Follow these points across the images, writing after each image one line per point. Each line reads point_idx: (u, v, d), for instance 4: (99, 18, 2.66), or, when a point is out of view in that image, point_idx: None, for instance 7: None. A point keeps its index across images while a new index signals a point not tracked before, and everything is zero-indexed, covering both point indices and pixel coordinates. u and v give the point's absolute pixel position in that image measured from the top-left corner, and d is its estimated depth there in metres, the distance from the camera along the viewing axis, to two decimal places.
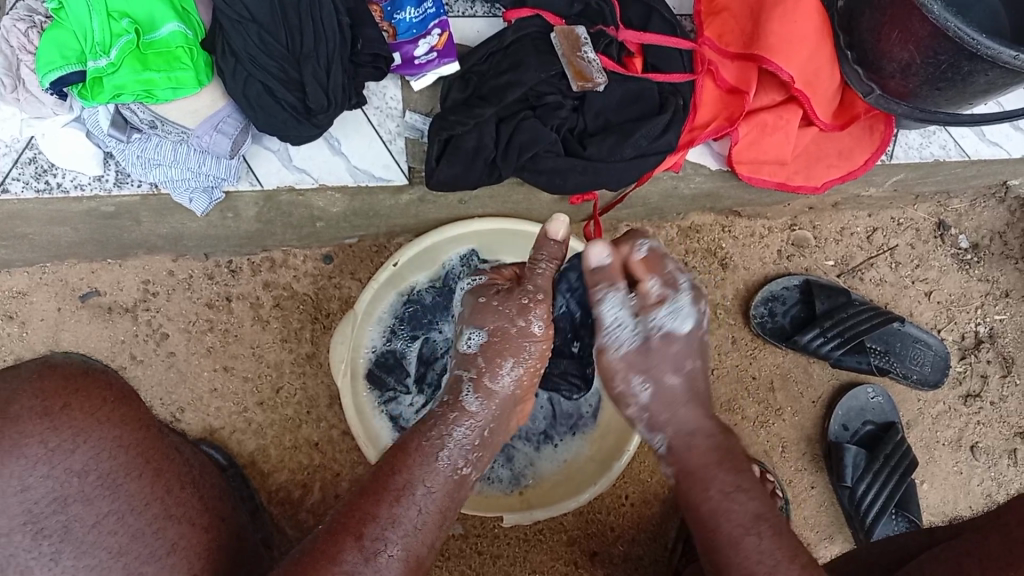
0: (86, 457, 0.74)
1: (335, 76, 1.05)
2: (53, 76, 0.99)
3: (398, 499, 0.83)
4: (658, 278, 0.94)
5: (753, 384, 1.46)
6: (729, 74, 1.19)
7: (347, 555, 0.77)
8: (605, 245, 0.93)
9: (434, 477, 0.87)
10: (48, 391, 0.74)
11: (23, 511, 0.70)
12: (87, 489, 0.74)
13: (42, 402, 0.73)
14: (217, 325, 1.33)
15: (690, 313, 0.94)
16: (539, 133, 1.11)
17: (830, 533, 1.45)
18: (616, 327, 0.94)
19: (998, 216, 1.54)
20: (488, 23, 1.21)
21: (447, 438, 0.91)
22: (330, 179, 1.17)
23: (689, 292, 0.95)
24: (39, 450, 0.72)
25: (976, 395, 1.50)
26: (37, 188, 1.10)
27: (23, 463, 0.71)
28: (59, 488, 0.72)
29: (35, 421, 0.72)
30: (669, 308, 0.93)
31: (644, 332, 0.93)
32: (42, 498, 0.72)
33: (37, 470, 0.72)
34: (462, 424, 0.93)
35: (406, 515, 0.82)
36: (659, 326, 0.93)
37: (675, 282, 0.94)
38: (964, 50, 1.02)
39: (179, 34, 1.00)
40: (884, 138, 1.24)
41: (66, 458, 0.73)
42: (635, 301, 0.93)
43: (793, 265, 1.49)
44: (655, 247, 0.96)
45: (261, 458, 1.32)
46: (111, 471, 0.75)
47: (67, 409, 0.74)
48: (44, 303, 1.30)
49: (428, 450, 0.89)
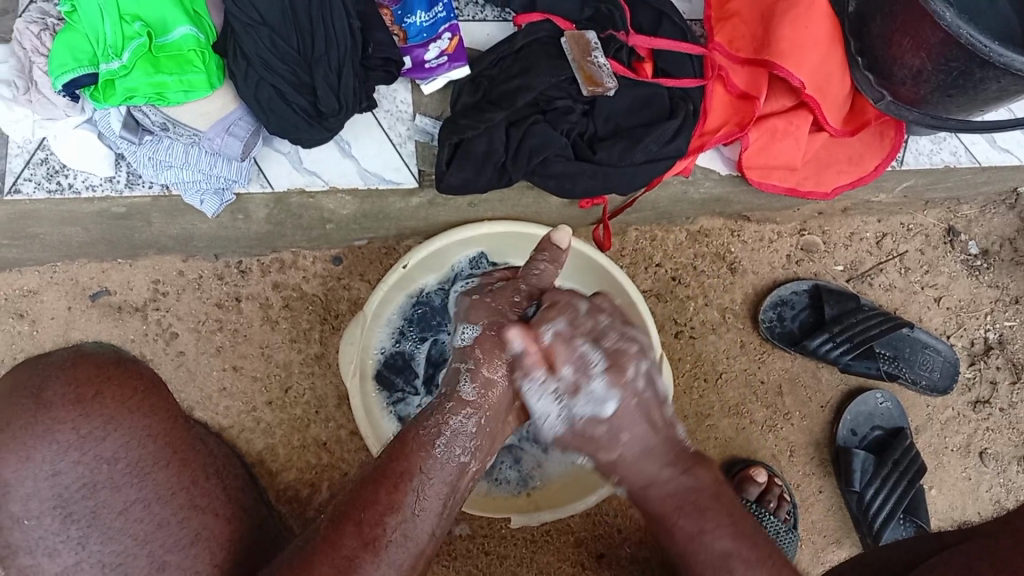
0: (117, 445, 0.75)
1: (346, 78, 1.06)
2: (66, 78, 1.00)
3: (398, 486, 0.83)
4: (569, 364, 0.90)
5: (762, 389, 1.45)
6: (740, 79, 1.18)
7: (350, 541, 0.77)
8: (517, 334, 0.90)
9: (437, 470, 0.87)
10: (82, 379, 0.76)
11: (53, 496, 0.72)
12: (117, 477, 0.74)
13: (74, 390, 0.75)
14: (226, 325, 1.34)
15: (611, 396, 0.90)
16: (549, 137, 1.11)
17: (837, 537, 1.45)
18: (548, 415, 0.94)
19: (1009, 222, 1.53)
20: (499, 27, 1.21)
21: (443, 427, 0.90)
22: (341, 181, 1.17)
23: (605, 375, 0.90)
24: (71, 436, 0.73)
25: (985, 401, 1.50)
26: (49, 188, 1.10)
27: (56, 448, 0.73)
28: (88, 475, 0.73)
29: (67, 408, 0.74)
30: (585, 397, 0.90)
31: (569, 420, 0.92)
32: (72, 484, 0.73)
33: (67, 456, 0.73)
34: (459, 414, 0.92)
35: (406, 503, 0.82)
36: (580, 413, 0.91)
37: (588, 365, 0.90)
38: (976, 57, 1.02)
39: (191, 38, 1.02)
40: (896, 144, 1.24)
41: (96, 445, 0.74)
42: (552, 391, 0.92)
43: (802, 270, 1.49)
44: (559, 329, 0.91)
45: (270, 457, 1.32)
46: (140, 459, 0.76)
47: (97, 398, 0.75)
48: (55, 301, 1.31)
49: (425, 439, 0.89)
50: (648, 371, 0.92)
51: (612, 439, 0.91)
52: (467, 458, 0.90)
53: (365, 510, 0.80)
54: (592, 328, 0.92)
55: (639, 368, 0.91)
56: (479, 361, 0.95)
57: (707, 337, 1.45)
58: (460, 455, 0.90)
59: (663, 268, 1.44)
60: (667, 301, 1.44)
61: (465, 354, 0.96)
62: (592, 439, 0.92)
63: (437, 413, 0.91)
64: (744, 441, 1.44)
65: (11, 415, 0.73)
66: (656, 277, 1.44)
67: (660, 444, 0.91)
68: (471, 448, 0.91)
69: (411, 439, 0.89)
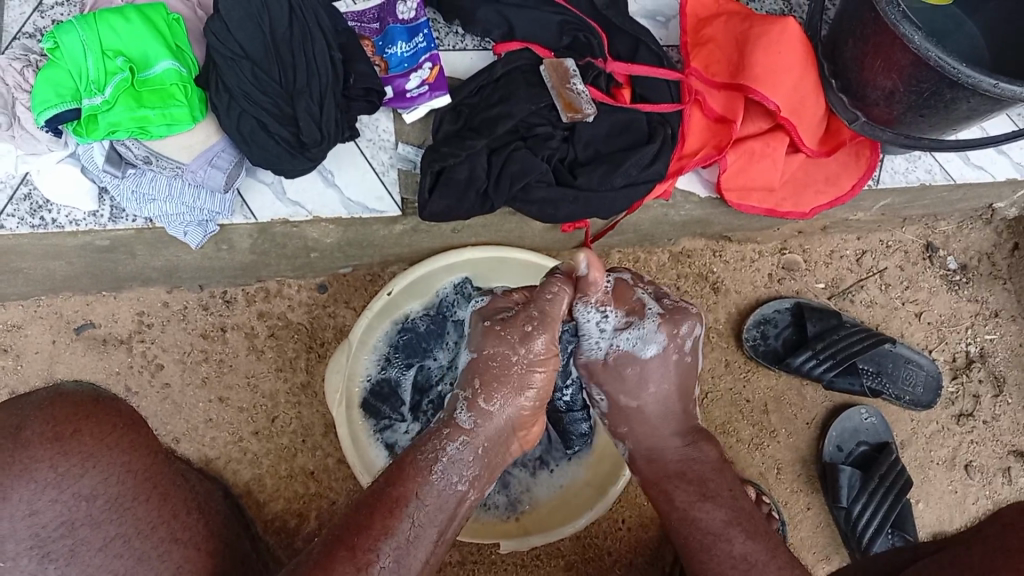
0: (95, 481, 0.74)
1: (327, 109, 1.07)
2: (48, 114, 1.00)
3: (393, 512, 0.84)
4: (621, 311, 1.01)
5: (748, 407, 1.46)
6: (716, 104, 1.20)
7: (341, 565, 0.78)
8: (587, 258, 0.95)
9: (433, 496, 0.88)
10: (60, 418, 0.75)
11: (29, 536, 0.71)
12: (96, 513, 0.74)
13: (53, 427, 0.74)
14: (211, 356, 1.34)
15: (644, 328, 0.99)
16: (528, 163, 1.12)
17: (828, 552, 1.45)
18: (587, 334, 1.02)
19: (986, 237, 1.56)
20: (479, 56, 1.22)
21: (440, 453, 0.90)
22: (324, 212, 1.18)
23: (655, 319, 1.00)
24: (49, 475, 0.72)
25: (968, 414, 1.51)
26: (32, 224, 1.11)
27: (33, 487, 0.71)
28: (66, 513, 0.73)
29: (44, 448, 0.73)
30: (633, 334, 1.00)
31: (606, 348, 1.01)
32: (49, 522, 0.72)
33: (45, 494, 0.72)
34: (455, 441, 0.91)
35: (400, 528, 0.83)
36: (621, 345, 1.00)
37: (642, 308, 1.00)
38: (945, 79, 1.04)
39: (173, 71, 1.02)
40: (871, 163, 1.26)
41: (74, 483, 0.73)
42: (603, 320, 1.00)
43: (784, 288, 1.50)
44: (621, 280, 1.04)
45: (257, 488, 1.31)
46: (119, 495, 0.76)
47: (76, 435, 0.74)
48: (39, 336, 1.31)
49: (423, 465, 0.89)
50: (698, 336, 1.02)
51: (639, 383, 1.01)
52: (464, 485, 0.90)
53: (358, 535, 0.81)
54: (655, 289, 1.04)
55: (691, 330, 1.01)
56: (477, 391, 0.93)
57: None
58: (455, 483, 0.90)
59: None
60: None
61: (465, 380, 0.94)
62: (619, 378, 1.01)
63: (433, 438, 0.91)
64: (731, 460, 1.45)
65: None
66: None
67: (678, 411, 1.02)
68: (469, 476, 0.91)
69: (409, 463, 0.89)
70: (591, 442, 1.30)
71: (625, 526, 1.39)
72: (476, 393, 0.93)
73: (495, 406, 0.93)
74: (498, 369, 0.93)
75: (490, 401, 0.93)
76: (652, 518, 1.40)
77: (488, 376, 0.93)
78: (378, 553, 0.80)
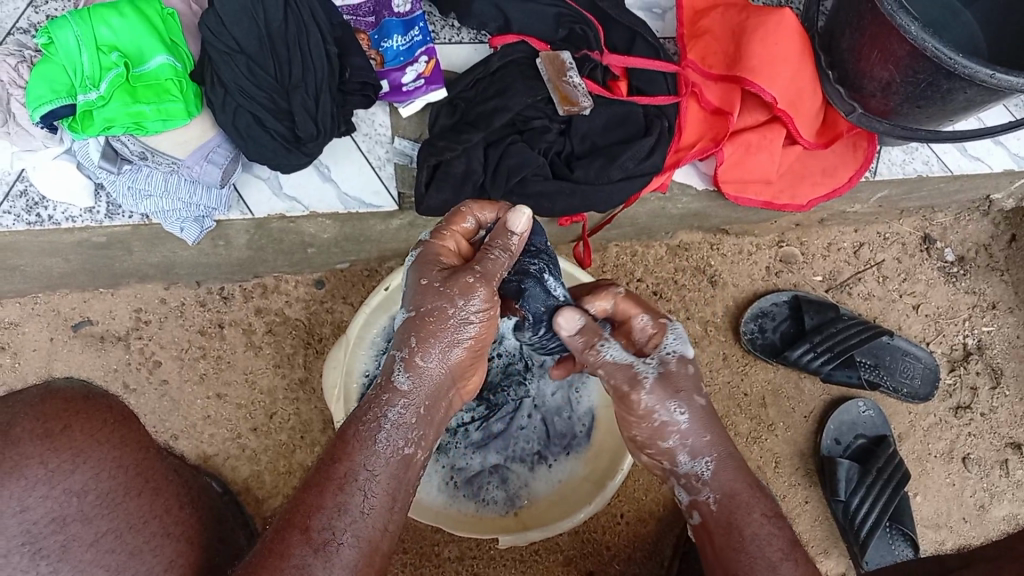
0: (86, 476, 0.74)
1: (323, 104, 1.06)
2: (44, 110, 1.00)
3: (342, 487, 0.78)
4: (647, 312, 0.94)
5: (745, 401, 1.46)
6: (712, 95, 1.20)
7: (298, 548, 0.74)
8: (571, 311, 0.90)
9: (382, 466, 0.81)
10: (50, 413, 0.75)
11: (21, 532, 0.69)
12: (87, 508, 0.73)
13: (42, 424, 0.74)
14: (210, 352, 1.34)
15: (669, 324, 0.92)
16: (525, 156, 1.12)
17: (825, 547, 1.46)
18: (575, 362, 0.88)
19: (984, 228, 1.55)
20: (475, 49, 1.22)
21: (382, 420, 0.84)
22: (321, 206, 1.18)
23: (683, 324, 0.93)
24: (39, 471, 0.71)
25: (966, 406, 1.51)
26: (28, 221, 1.11)
27: (24, 484, 0.70)
28: (58, 509, 0.71)
29: (35, 443, 0.72)
30: (673, 335, 0.91)
31: (660, 361, 0.88)
32: (41, 518, 0.70)
33: (36, 490, 0.71)
34: (396, 405, 0.85)
35: (352, 502, 0.78)
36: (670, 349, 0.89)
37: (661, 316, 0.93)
38: (942, 70, 1.03)
39: (167, 67, 1.02)
40: (868, 155, 1.27)
41: (65, 478, 0.72)
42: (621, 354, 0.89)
43: (781, 281, 1.50)
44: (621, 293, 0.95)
45: (256, 484, 1.31)
46: (109, 490, 0.75)
47: (67, 431, 0.75)
48: (37, 333, 1.31)
49: (364, 436, 0.82)
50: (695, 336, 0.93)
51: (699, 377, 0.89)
52: (412, 447, 0.84)
53: None
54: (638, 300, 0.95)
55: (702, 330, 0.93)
56: (414, 348, 0.86)
57: None
58: (403, 445, 0.84)
59: (644, 284, 1.45)
60: None
61: (401, 340, 0.87)
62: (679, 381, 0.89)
63: (372, 405, 0.84)
64: None
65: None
66: (638, 292, 1.45)
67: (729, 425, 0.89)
68: (414, 438, 0.85)
69: (351, 435, 0.82)
70: (590, 436, 1.27)
71: (624, 520, 1.39)
72: (411, 351, 0.86)
73: (432, 362, 0.86)
74: (436, 323, 0.86)
75: (427, 358, 0.86)
76: (652, 512, 1.40)
77: (425, 332, 0.86)
78: (334, 533, 0.76)
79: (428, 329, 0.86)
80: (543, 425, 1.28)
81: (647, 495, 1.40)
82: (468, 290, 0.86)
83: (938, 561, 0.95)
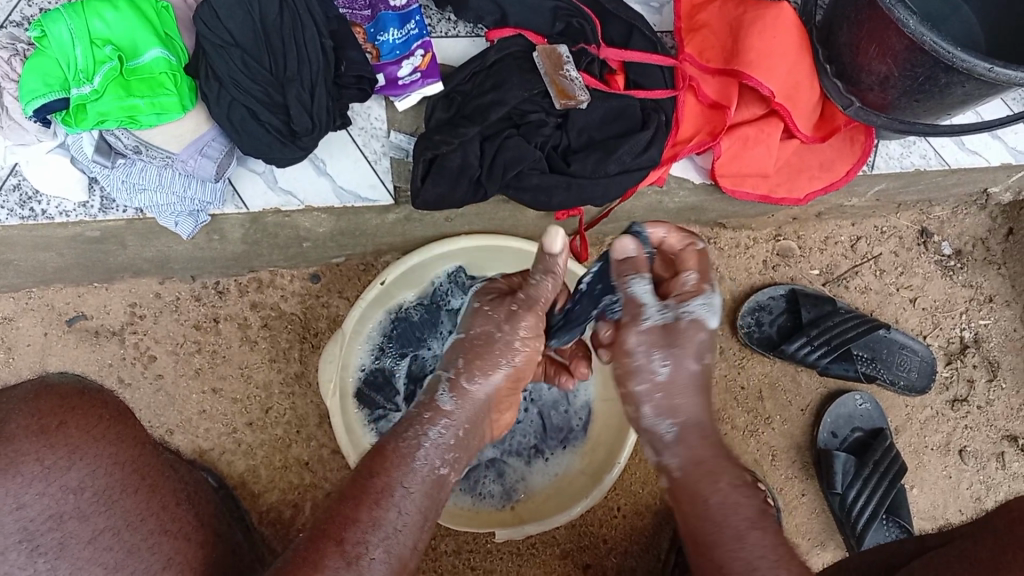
0: (82, 473, 0.73)
1: (319, 97, 1.06)
2: (36, 104, 0.99)
3: (377, 501, 0.77)
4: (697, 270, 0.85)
5: (742, 394, 1.46)
6: (710, 89, 1.20)
7: (332, 559, 0.71)
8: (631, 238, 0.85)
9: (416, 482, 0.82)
10: (45, 409, 0.73)
11: (18, 529, 0.69)
12: (83, 506, 0.73)
13: (37, 420, 0.72)
14: (205, 346, 1.33)
15: (709, 291, 0.84)
16: (522, 150, 1.12)
17: (822, 540, 1.46)
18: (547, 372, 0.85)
19: (981, 222, 1.55)
20: (471, 43, 1.22)
21: (423, 439, 0.85)
22: (316, 200, 1.17)
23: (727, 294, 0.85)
24: (36, 468, 0.71)
25: (963, 400, 1.51)
26: (22, 215, 1.10)
27: (19, 481, 0.70)
28: (54, 505, 0.71)
29: (31, 441, 0.71)
30: (703, 299, 0.83)
31: (671, 318, 0.83)
32: (38, 515, 0.70)
33: (32, 487, 0.70)
34: (437, 424, 0.86)
35: (386, 518, 0.77)
36: (690, 311, 0.83)
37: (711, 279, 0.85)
38: (940, 63, 1.03)
39: (162, 60, 1.01)
40: (865, 148, 1.26)
41: (62, 475, 0.72)
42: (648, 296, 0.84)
43: (778, 275, 1.49)
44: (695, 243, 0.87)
45: (252, 479, 1.31)
46: (106, 487, 0.74)
47: (63, 428, 0.73)
48: (31, 328, 1.30)
49: (405, 453, 0.83)
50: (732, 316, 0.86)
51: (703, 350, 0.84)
52: (446, 468, 0.85)
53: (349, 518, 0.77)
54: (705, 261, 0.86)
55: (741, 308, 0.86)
56: (461, 370, 0.89)
57: None
58: (437, 465, 0.84)
59: None
60: None
61: (448, 361, 0.90)
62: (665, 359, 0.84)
63: (414, 425, 0.86)
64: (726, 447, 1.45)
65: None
66: None
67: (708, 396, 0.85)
68: (450, 459, 0.86)
69: (393, 452, 0.83)
70: (586, 430, 1.28)
71: (620, 513, 1.39)
72: (458, 371, 0.89)
73: (476, 385, 0.89)
74: (483, 346, 0.90)
75: (472, 381, 0.88)
76: (649, 505, 1.40)
77: (473, 354, 0.89)
78: (367, 546, 0.74)
79: (476, 351, 0.89)
80: (540, 419, 1.28)
81: (643, 488, 1.40)
82: (512, 315, 0.90)
83: (928, 545, 0.94)
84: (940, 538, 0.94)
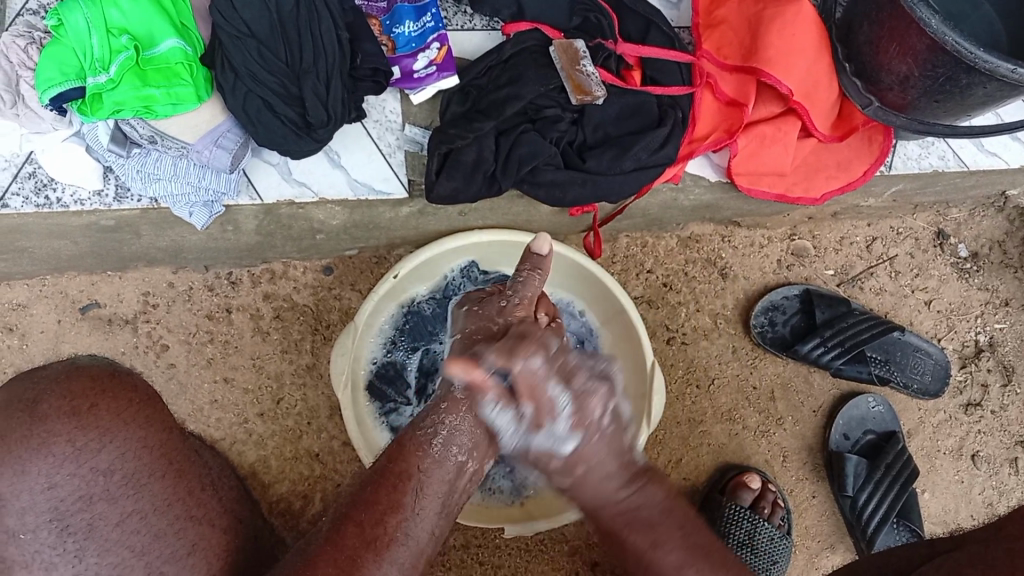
0: (112, 456, 0.74)
1: (334, 90, 1.06)
2: (52, 92, 0.99)
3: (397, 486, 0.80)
4: (529, 406, 0.83)
5: (754, 394, 1.45)
6: (728, 86, 1.19)
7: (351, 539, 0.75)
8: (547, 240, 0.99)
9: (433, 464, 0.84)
10: (77, 392, 0.75)
11: (49, 508, 0.71)
12: (113, 488, 0.73)
13: (70, 403, 0.74)
14: (217, 337, 1.33)
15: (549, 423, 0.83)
16: (538, 146, 1.11)
17: (831, 543, 1.45)
18: (502, 431, 0.89)
19: (998, 224, 1.54)
20: (487, 36, 1.21)
21: (439, 427, 0.86)
22: (330, 192, 1.17)
23: (570, 415, 0.84)
24: (67, 448, 0.72)
25: (977, 404, 1.50)
26: (37, 203, 1.11)
27: (51, 461, 0.71)
28: (84, 487, 0.72)
29: (62, 421, 0.73)
30: (546, 435, 0.84)
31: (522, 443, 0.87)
32: (68, 496, 0.71)
33: (63, 467, 0.72)
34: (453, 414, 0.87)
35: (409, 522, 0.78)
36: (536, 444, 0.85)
37: (553, 409, 0.83)
38: (961, 63, 1.02)
39: (179, 50, 1.02)
40: (884, 148, 1.25)
41: (91, 457, 0.73)
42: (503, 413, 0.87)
43: (792, 275, 1.49)
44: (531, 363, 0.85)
45: (262, 469, 1.31)
46: (135, 471, 0.74)
47: (94, 410, 0.74)
48: (44, 315, 1.30)
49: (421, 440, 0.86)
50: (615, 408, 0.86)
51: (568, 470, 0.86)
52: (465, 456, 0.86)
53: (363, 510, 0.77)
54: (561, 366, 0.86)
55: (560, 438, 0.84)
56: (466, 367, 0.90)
57: (699, 343, 1.44)
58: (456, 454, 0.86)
59: (654, 275, 1.44)
60: (658, 308, 1.44)
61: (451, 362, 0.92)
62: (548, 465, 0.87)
63: (431, 413, 0.88)
64: (737, 446, 1.44)
65: (6, 430, 0.72)
66: (647, 283, 1.44)
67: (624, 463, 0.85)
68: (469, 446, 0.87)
69: (407, 440, 0.86)
70: None
71: None
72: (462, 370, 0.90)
73: None
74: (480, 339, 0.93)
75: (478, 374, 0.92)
76: None
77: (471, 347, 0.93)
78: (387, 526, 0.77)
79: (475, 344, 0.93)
80: None
81: None
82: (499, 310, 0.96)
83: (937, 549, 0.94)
84: (949, 542, 0.94)
